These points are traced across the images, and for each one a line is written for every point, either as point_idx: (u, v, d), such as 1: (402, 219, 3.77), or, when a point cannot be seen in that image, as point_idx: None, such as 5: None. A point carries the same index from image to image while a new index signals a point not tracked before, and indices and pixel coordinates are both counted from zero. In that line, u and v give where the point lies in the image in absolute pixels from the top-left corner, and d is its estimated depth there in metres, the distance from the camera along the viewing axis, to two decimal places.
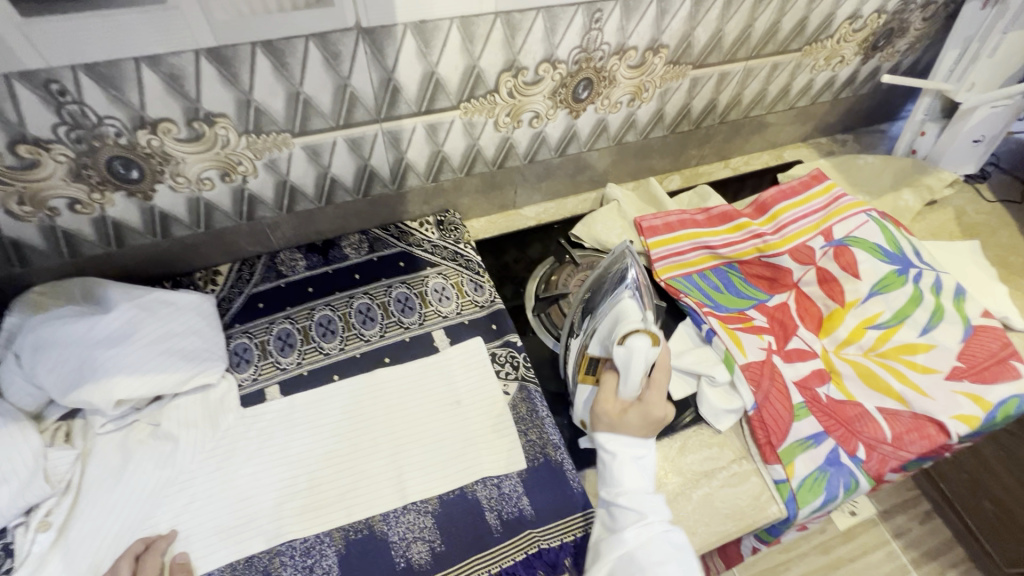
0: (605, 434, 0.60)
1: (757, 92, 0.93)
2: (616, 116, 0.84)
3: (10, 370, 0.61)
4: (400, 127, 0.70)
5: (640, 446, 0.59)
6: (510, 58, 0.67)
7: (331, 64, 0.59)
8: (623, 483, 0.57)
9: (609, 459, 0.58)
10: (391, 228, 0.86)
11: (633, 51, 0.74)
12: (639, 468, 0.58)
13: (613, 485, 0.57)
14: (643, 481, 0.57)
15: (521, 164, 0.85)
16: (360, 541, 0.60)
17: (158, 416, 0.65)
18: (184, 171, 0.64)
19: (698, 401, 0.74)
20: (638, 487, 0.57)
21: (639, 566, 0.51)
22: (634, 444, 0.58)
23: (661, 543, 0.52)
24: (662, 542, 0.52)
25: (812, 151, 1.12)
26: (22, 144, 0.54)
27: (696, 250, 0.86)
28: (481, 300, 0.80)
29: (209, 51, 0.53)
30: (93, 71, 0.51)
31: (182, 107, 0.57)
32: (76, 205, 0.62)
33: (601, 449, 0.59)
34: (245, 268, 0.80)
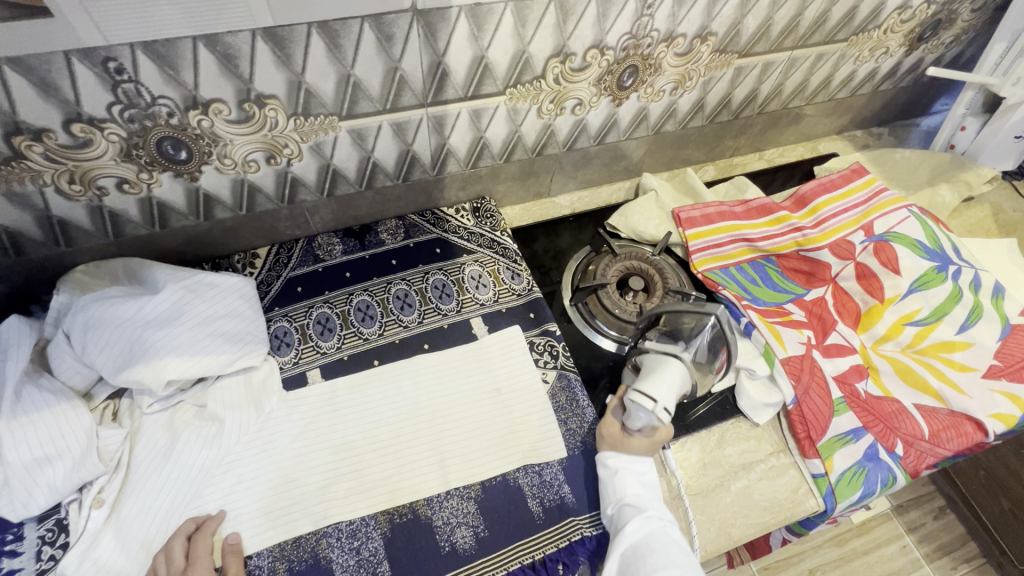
0: (607, 453, 0.64)
1: (799, 83, 0.91)
2: (657, 105, 0.83)
3: (59, 349, 0.61)
4: (445, 112, 0.69)
5: (642, 467, 0.62)
6: (560, 44, 0.66)
7: (383, 47, 0.58)
8: (624, 490, 0.60)
9: (609, 474, 0.62)
10: (427, 214, 0.86)
11: (681, 39, 0.72)
12: (638, 479, 0.61)
13: (615, 497, 0.61)
14: (643, 492, 0.60)
15: (559, 152, 0.85)
16: (405, 525, 0.61)
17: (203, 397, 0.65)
18: (231, 153, 0.63)
19: (736, 394, 0.75)
20: (639, 495, 0.60)
21: (646, 554, 0.54)
22: (633, 462, 0.62)
23: (666, 538, 0.56)
24: (668, 538, 0.56)
25: (847, 144, 1.10)
26: (76, 123, 0.54)
27: (734, 243, 0.86)
28: (518, 288, 0.80)
29: (265, 31, 0.52)
30: (150, 50, 0.50)
31: (235, 88, 0.56)
32: (124, 184, 0.62)
33: (602, 466, 0.63)
34: (283, 251, 0.80)
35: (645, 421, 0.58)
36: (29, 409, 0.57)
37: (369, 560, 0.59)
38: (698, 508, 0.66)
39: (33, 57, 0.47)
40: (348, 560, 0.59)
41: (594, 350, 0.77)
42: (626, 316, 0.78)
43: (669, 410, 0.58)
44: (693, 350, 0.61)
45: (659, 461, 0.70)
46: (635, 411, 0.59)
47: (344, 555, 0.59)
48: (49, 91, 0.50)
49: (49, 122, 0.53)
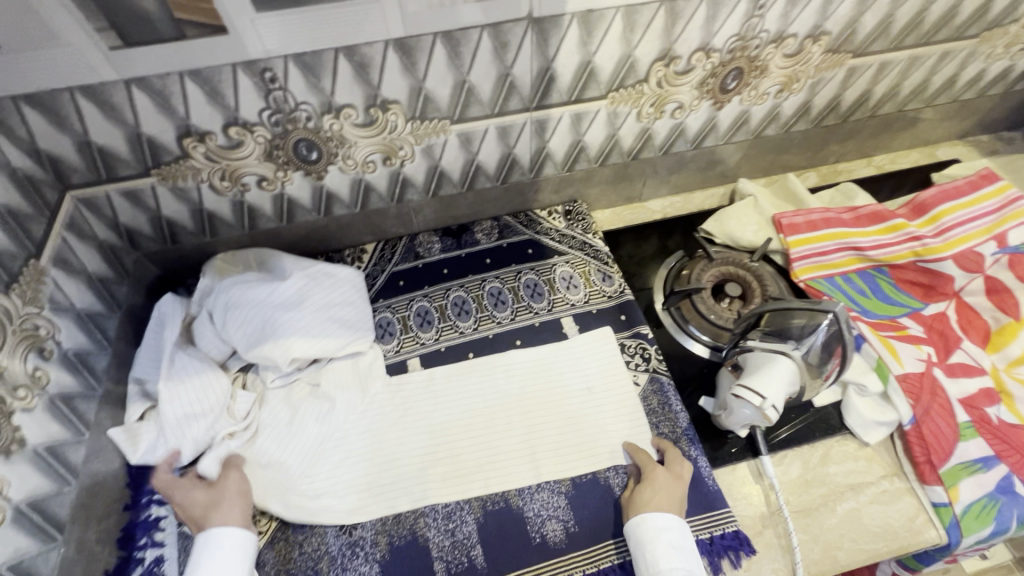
0: (636, 519, 0.59)
1: (919, 83, 0.85)
2: (760, 108, 0.81)
3: (203, 325, 0.69)
4: (548, 115, 0.71)
5: (667, 523, 0.57)
6: (666, 47, 0.66)
7: (498, 54, 0.62)
8: (661, 565, 0.55)
9: (646, 543, 0.57)
10: (520, 216, 0.89)
11: (792, 39, 0.71)
12: (676, 551, 0.56)
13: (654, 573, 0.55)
14: (684, 568, 0.55)
15: (655, 156, 0.84)
16: (497, 513, 0.63)
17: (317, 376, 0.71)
18: (354, 154, 0.69)
19: (842, 410, 0.70)
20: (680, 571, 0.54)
21: None
22: (664, 527, 0.57)
23: None
24: None
25: (972, 149, 1.01)
26: (233, 126, 0.61)
27: (841, 252, 0.81)
28: (609, 290, 0.80)
29: (397, 41, 0.57)
30: (300, 61, 0.57)
31: (365, 94, 0.62)
32: (263, 182, 0.69)
33: (635, 537, 0.58)
34: (387, 247, 0.85)
35: (749, 418, 0.56)
36: (182, 373, 0.65)
37: (464, 542, 0.61)
38: (800, 527, 0.63)
39: (208, 69, 0.55)
40: (444, 540, 0.61)
41: (686, 355, 0.76)
42: (722, 321, 0.76)
43: (776, 409, 0.55)
44: (804, 351, 0.57)
45: (758, 472, 0.67)
46: (738, 406, 0.57)
47: (440, 535, 0.62)
48: (217, 99, 0.58)
49: (212, 125, 0.61)
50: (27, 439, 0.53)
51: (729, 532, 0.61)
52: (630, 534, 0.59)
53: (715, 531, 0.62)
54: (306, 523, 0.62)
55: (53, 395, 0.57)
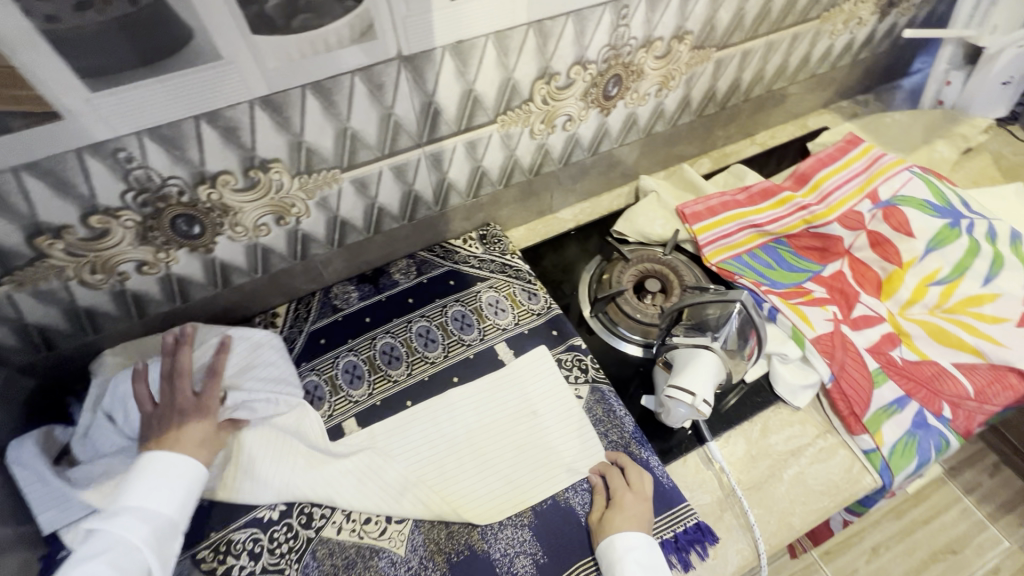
0: (604, 543, 0.59)
1: (779, 65, 0.92)
2: (645, 109, 0.84)
3: (101, 427, 0.63)
4: (441, 147, 0.70)
5: (636, 545, 0.58)
6: (543, 65, 0.67)
7: (376, 96, 0.60)
8: None
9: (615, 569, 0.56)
10: (435, 248, 0.87)
11: (659, 42, 0.74)
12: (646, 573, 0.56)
13: None
14: None
15: (556, 168, 0.86)
16: (464, 562, 0.60)
17: (245, 461, 0.64)
18: (242, 220, 0.65)
19: (772, 380, 0.74)
20: None
21: None
22: (630, 546, 0.57)
23: None
24: None
25: (836, 116, 1.11)
26: (93, 215, 0.55)
27: (743, 231, 0.86)
28: (537, 307, 0.80)
29: (262, 99, 0.54)
30: (157, 135, 0.52)
31: (239, 157, 0.58)
32: (144, 266, 0.63)
33: (605, 560, 0.58)
34: (302, 307, 0.80)
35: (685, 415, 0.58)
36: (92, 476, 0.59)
37: None
38: (755, 502, 0.65)
39: (48, 159, 0.49)
40: None
41: (621, 357, 0.77)
42: (648, 318, 0.78)
43: (708, 401, 0.57)
44: (722, 339, 0.59)
45: (707, 458, 0.69)
46: (673, 407, 0.58)
47: None
48: (66, 189, 0.52)
49: (67, 218, 0.54)
50: None
51: (691, 526, 0.62)
52: (601, 557, 0.58)
53: (678, 527, 0.62)
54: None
55: None
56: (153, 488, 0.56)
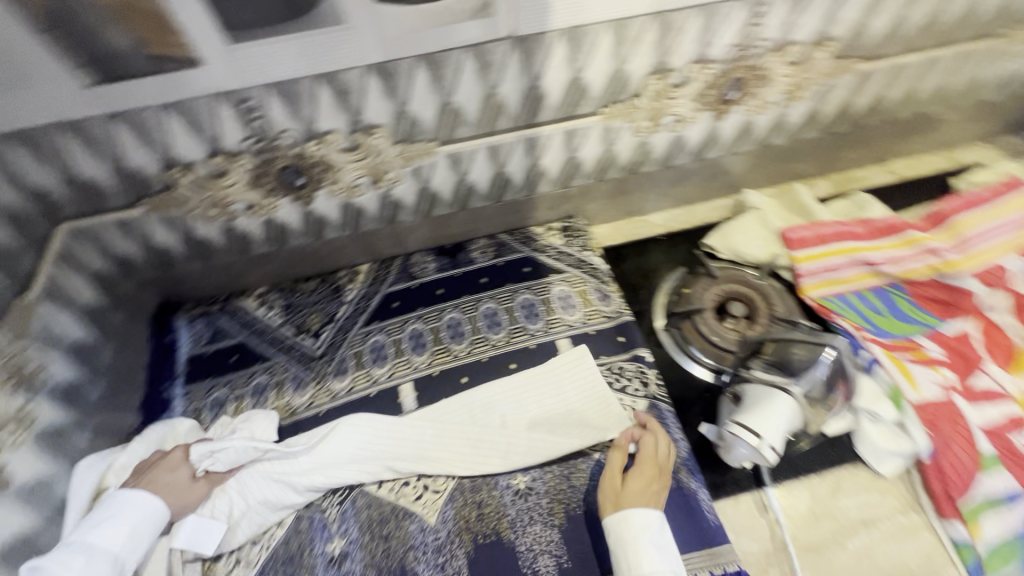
0: (617, 515, 0.56)
1: (937, 86, 0.80)
2: (765, 118, 0.77)
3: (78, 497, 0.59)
4: (539, 133, 0.69)
5: (651, 520, 0.55)
6: (659, 60, 0.64)
7: (482, 75, 0.60)
8: (641, 564, 0.52)
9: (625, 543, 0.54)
10: (516, 233, 0.87)
11: (795, 46, 0.67)
12: (659, 553, 0.53)
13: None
14: (663, 564, 0.52)
15: (654, 169, 0.82)
16: (488, 547, 0.61)
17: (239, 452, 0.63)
18: (341, 179, 0.68)
19: (855, 437, 0.66)
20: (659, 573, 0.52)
21: None
22: (645, 518, 0.55)
23: None
24: None
25: (997, 152, 0.95)
26: (217, 155, 0.61)
27: (853, 267, 0.77)
28: (607, 310, 0.78)
29: (376, 66, 0.56)
30: (280, 89, 0.56)
31: (347, 119, 0.61)
32: (252, 208, 0.69)
33: (615, 535, 0.55)
34: (382, 268, 0.84)
35: (746, 457, 0.52)
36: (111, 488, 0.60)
37: None
38: (807, 565, 0.60)
39: (187, 101, 0.55)
40: None
41: (688, 378, 0.73)
42: (725, 343, 0.73)
43: (776, 449, 0.52)
44: (803, 382, 0.54)
45: (762, 505, 0.64)
46: (734, 445, 0.53)
47: (430, 570, 0.60)
48: (198, 129, 0.57)
49: (196, 156, 0.60)
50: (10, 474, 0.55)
51: (732, 572, 0.58)
52: (609, 531, 0.56)
53: (716, 569, 0.58)
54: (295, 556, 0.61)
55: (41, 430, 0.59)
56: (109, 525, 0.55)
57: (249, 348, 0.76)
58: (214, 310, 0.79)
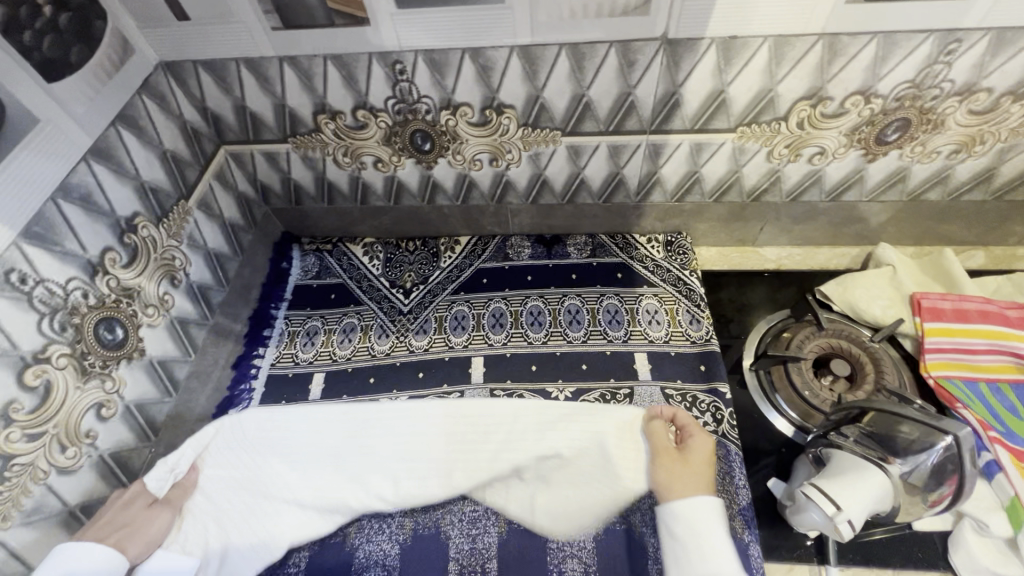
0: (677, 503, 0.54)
1: None
2: (925, 168, 0.69)
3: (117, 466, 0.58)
4: (666, 141, 0.67)
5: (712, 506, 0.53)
6: (816, 85, 0.59)
7: (623, 72, 0.59)
8: (713, 559, 0.50)
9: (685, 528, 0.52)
10: (617, 237, 0.85)
11: (984, 94, 0.59)
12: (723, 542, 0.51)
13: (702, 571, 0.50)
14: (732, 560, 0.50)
15: (780, 201, 0.76)
16: (521, 534, 0.61)
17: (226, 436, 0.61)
18: (463, 151, 0.71)
19: (950, 545, 0.58)
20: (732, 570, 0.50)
21: None
22: (707, 505, 0.53)
23: None
24: None
25: None
26: (361, 109, 0.66)
27: (994, 355, 0.67)
28: (694, 335, 0.75)
29: (522, 48, 0.57)
30: (429, 57, 0.59)
31: (483, 95, 0.63)
32: (379, 163, 0.74)
33: (676, 521, 0.53)
34: (479, 244, 0.87)
35: (815, 522, 0.48)
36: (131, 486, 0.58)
37: (481, 552, 0.60)
38: None
39: (348, 55, 0.59)
40: (463, 544, 0.61)
41: (765, 426, 0.68)
42: (817, 401, 0.66)
43: (853, 525, 0.46)
44: (905, 466, 0.48)
45: None
46: (804, 506, 0.49)
47: (461, 538, 0.61)
48: (351, 83, 0.63)
49: (344, 106, 0.66)
50: (145, 350, 0.62)
51: None
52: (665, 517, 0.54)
53: None
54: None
55: (173, 317, 0.66)
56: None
57: (347, 290, 0.82)
58: (325, 249, 0.87)
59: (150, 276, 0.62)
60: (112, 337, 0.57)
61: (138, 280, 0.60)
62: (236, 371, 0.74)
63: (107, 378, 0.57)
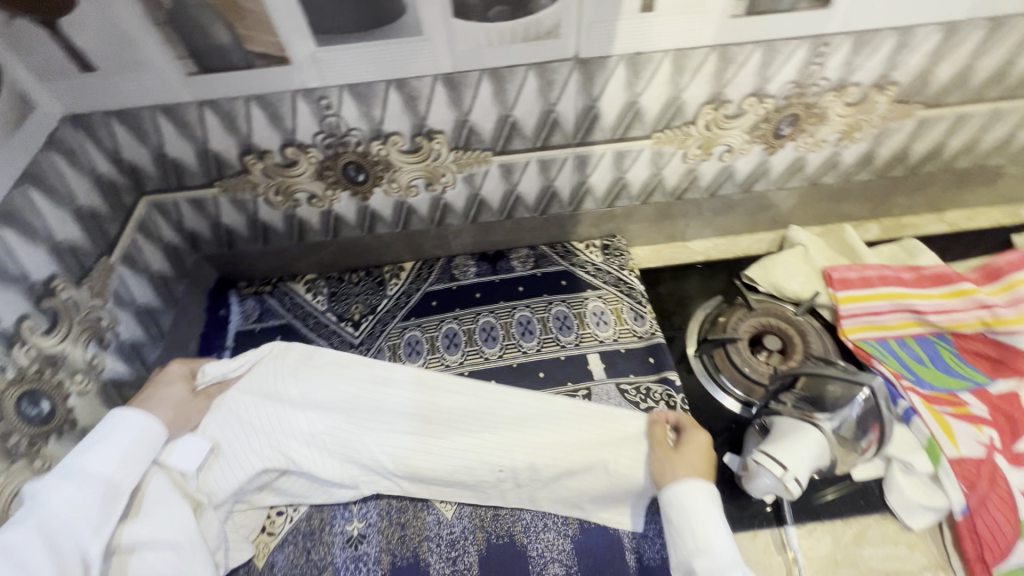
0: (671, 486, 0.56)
1: (1002, 138, 0.79)
2: (817, 156, 0.77)
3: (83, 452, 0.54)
4: (591, 151, 0.72)
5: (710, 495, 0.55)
6: (716, 91, 0.65)
7: (543, 92, 0.63)
8: (710, 541, 0.52)
9: (689, 514, 0.54)
10: (557, 246, 0.89)
11: (854, 88, 0.67)
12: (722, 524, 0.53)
13: (698, 552, 0.52)
14: (725, 543, 0.52)
15: (700, 197, 0.82)
16: (500, 548, 0.62)
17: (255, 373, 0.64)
18: (398, 178, 0.72)
19: (884, 489, 0.64)
20: (727, 553, 0.52)
21: None
22: (697, 489, 0.55)
23: None
24: None
25: None
26: (289, 146, 0.65)
27: (898, 314, 0.75)
28: (640, 330, 0.79)
29: (445, 76, 0.60)
30: (354, 91, 0.60)
31: (412, 123, 0.64)
32: (313, 199, 0.74)
33: (675, 506, 0.55)
34: (425, 267, 0.88)
35: (767, 488, 0.51)
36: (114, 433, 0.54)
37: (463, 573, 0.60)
38: None
39: (271, 95, 0.59)
40: (444, 568, 0.61)
41: (715, 406, 0.73)
42: (757, 376, 0.72)
43: (799, 482, 0.50)
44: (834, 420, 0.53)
45: (781, 543, 0.63)
46: (756, 473, 0.52)
47: (441, 562, 0.61)
48: (277, 122, 0.62)
49: (271, 145, 0.65)
50: (77, 421, 0.58)
51: None
52: (670, 504, 0.55)
53: None
54: (315, 532, 0.63)
55: (105, 381, 0.62)
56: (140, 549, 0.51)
57: (293, 330, 0.80)
58: (265, 291, 0.84)
59: (75, 341, 0.58)
60: (36, 411, 0.53)
61: (60, 346, 0.56)
62: None
63: (36, 457, 0.53)
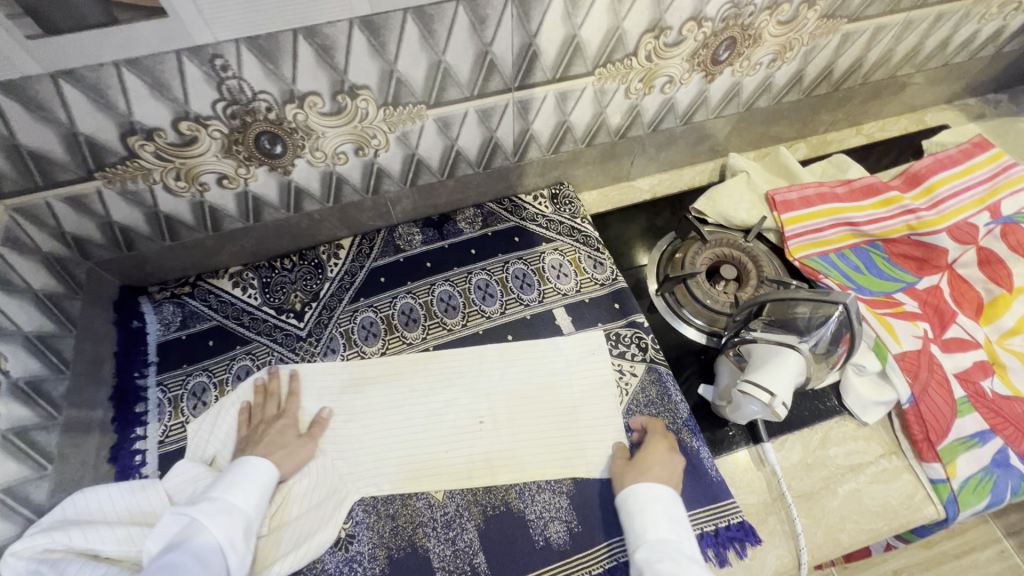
0: (626, 489, 0.58)
1: (910, 48, 0.82)
2: (752, 80, 0.77)
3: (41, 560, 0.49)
4: (532, 95, 0.67)
5: (659, 492, 0.57)
6: (655, 17, 0.61)
7: (476, 30, 0.56)
8: (648, 532, 0.54)
9: (636, 512, 0.56)
10: (504, 202, 0.84)
11: (787, 5, 0.66)
12: (670, 519, 0.55)
13: (644, 543, 0.54)
14: (673, 532, 0.54)
15: (643, 134, 0.80)
16: (499, 518, 0.60)
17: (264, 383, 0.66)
18: (322, 146, 0.64)
19: (841, 391, 0.69)
20: (670, 540, 0.53)
21: None
22: (656, 495, 0.57)
23: None
24: None
25: (958, 114, 0.99)
26: (184, 121, 0.55)
27: (836, 228, 0.79)
28: (601, 277, 0.77)
29: (362, 20, 0.51)
30: (254, 45, 0.50)
31: (330, 79, 0.56)
32: (224, 179, 0.63)
33: (625, 508, 0.57)
34: (365, 242, 0.80)
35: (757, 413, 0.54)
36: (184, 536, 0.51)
37: (465, 551, 0.58)
38: (803, 511, 0.62)
39: (148, 58, 0.48)
40: (444, 551, 0.58)
41: (682, 340, 0.74)
42: (718, 306, 0.73)
43: (785, 404, 0.53)
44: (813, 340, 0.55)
45: (758, 459, 0.66)
46: (745, 403, 0.54)
47: (440, 544, 0.58)
48: (162, 92, 0.51)
49: (160, 121, 0.54)
50: None
51: (734, 523, 0.60)
52: (621, 504, 0.58)
53: (720, 522, 0.60)
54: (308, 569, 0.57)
55: (5, 431, 0.52)
56: (236, 487, 0.55)
57: (226, 332, 0.71)
58: (183, 293, 0.74)
59: None
60: None
61: None
62: (117, 465, 0.61)
63: None
